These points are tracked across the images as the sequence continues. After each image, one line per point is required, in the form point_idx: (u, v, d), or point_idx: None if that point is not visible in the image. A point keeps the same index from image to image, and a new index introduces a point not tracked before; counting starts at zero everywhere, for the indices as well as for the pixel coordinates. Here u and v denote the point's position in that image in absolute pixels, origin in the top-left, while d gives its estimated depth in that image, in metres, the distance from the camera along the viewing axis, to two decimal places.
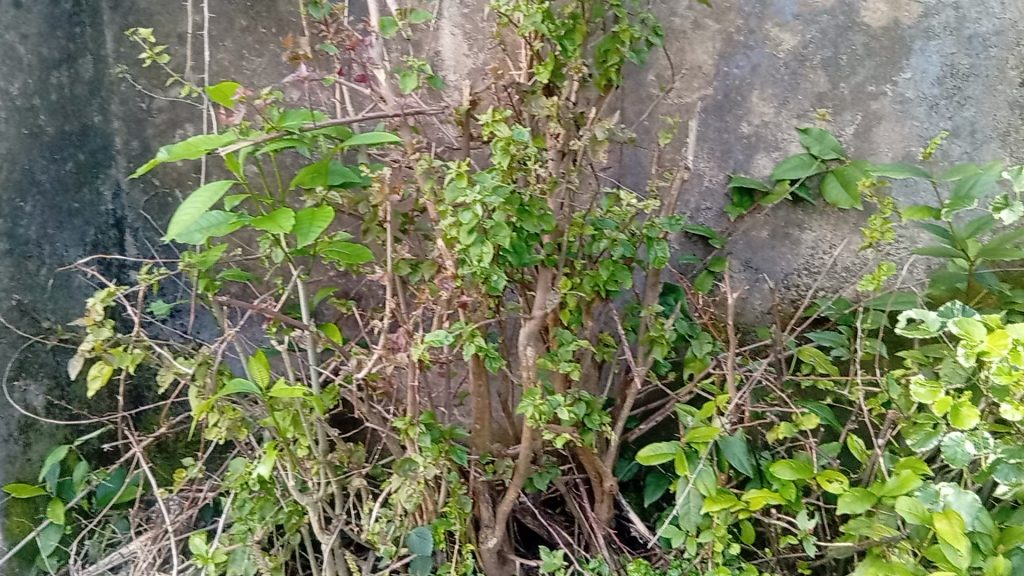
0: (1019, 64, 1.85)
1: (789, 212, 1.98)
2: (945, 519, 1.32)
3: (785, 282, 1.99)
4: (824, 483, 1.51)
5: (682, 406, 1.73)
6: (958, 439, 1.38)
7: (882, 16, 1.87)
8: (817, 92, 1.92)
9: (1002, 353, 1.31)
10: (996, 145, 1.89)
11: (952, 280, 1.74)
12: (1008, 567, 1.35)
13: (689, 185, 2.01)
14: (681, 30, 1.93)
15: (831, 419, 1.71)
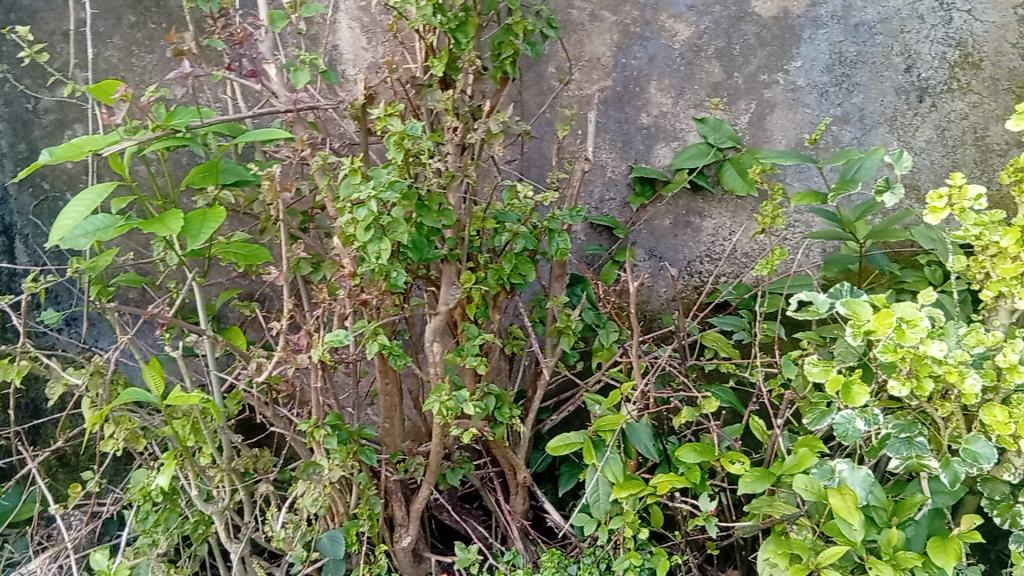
0: (904, 51, 1.90)
1: (690, 200, 2.02)
2: (838, 495, 1.37)
3: (688, 270, 2.03)
4: (726, 464, 1.55)
5: (590, 396, 1.75)
6: (849, 416, 1.44)
7: (772, 6, 1.91)
8: (712, 82, 1.96)
9: (888, 332, 1.37)
10: (884, 130, 1.94)
11: (844, 263, 1.77)
12: (902, 539, 1.41)
13: (592, 176, 2.02)
14: (579, 22, 1.95)
15: (733, 402, 1.76)
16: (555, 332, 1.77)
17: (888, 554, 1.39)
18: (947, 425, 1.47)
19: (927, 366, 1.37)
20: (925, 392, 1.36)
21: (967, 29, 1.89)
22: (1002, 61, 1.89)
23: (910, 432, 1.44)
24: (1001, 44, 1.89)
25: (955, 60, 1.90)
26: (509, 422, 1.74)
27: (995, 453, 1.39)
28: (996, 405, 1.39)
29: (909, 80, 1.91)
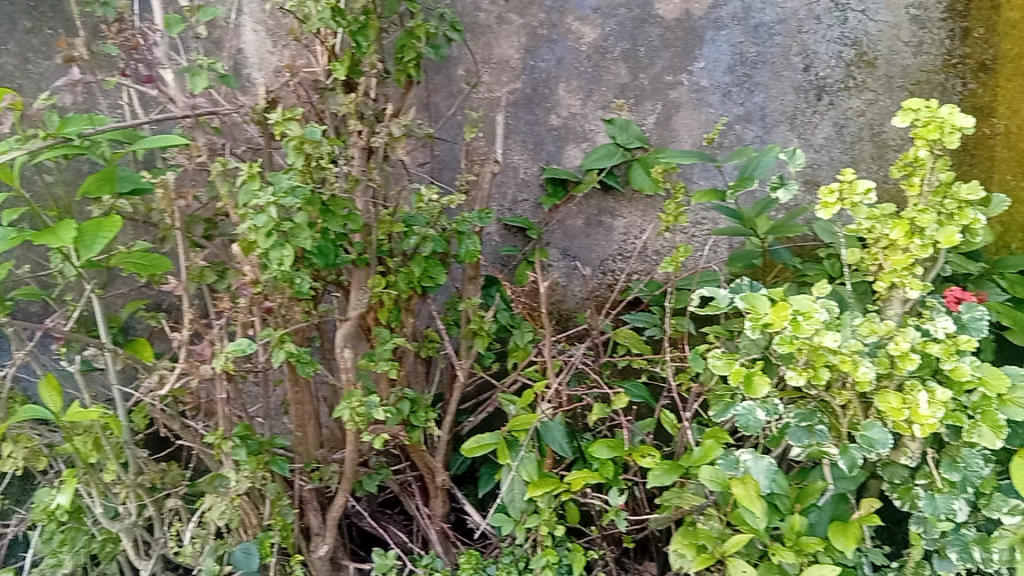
0: (802, 51, 1.95)
1: (601, 200, 2.04)
2: (742, 485, 1.41)
3: (602, 268, 2.06)
4: (637, 459, 1.58)
5: (504, 396, 1.76)
6: (750, 407, 1.49)
7: (674, 8, 1.95)
8: (619, 83, 1.99)
9: (785, 324, 1.41)
10: (785, 128, 1.99)
11: (749, 259, 1.81)
12: (804, 524, 1.45)
13: (504, 178, 2.04)
14: (487, 25, 1.96)
15: (645, 397, 1.79)
16: (470, 334, 1.78)
17: (791, 540, 1.44)
18: (846, 412, 1.52)
19: (823, 357, 1.43)
20: (821, 380, 1.43)
21: (861, 28, 1.93)
22: (896, 59, 1.93)
23: (811, 421, 1.49)
24: (894, 43, 1.93)
25: (850, 59, 1.94)
26: (425, 426, 1.74)
27: (889, 438, 1.44)
28: (891, 392, 1.44)
29: (808, 79, 1.96)
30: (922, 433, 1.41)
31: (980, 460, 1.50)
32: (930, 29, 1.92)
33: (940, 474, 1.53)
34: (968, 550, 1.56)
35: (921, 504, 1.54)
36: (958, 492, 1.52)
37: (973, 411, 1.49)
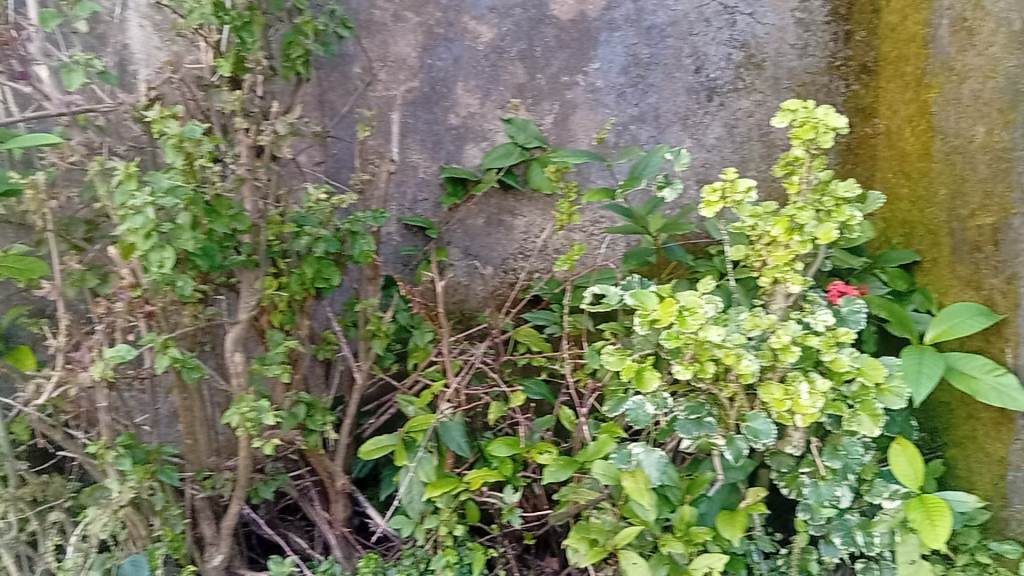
0: (693, 53, 2.00)
1: (501, 200, 2.05)
2: (632, 479, 1.44)
3: (503, 267, 2.06)
4: (534, 455, 1.59)
5: (403, 398, 1.74)
6: (640, 401, 1.52)
7: (569, 9, 1.98)
8: (516, 83, 2.00)
9: (671, 319, 1.45)
10: (678, 128, 2.03)
11: (643, 256, 1.84)
12: (694, 515, 1.49)
13: (403, 177, 2.01)
14: (382, 23, 1.94)
15: (544, 394, 1.80)
16: (367, 335, 1.76)
17: (681, 531, 1.48)
18: (732, 404, 1.56)
19: (708, 350, 1.47)
20: (707, 373, 1.46)
21: (750, 31, 2.00)
22: (782, 61, 2.02)
23: (700, 413, 1.53)
24: (780, 46, 2.01)
25: (739, 61, 2.01)
26: (321, 429, 1.71)
27: (773, 428, 1.49)
28: (774, 384, 1.49)
29: (699, 80, 2.01)
30: (803, 422, 1.46)
31: (859, 447, 1.55)
32: (814, 31, 2.01)
33: (823, 463, 1.58)
34: (851, 534, 1.61)
35: (806, 491, 1.59)
36: (840, 480, 1.58)
37: (853, 401, 1.54)
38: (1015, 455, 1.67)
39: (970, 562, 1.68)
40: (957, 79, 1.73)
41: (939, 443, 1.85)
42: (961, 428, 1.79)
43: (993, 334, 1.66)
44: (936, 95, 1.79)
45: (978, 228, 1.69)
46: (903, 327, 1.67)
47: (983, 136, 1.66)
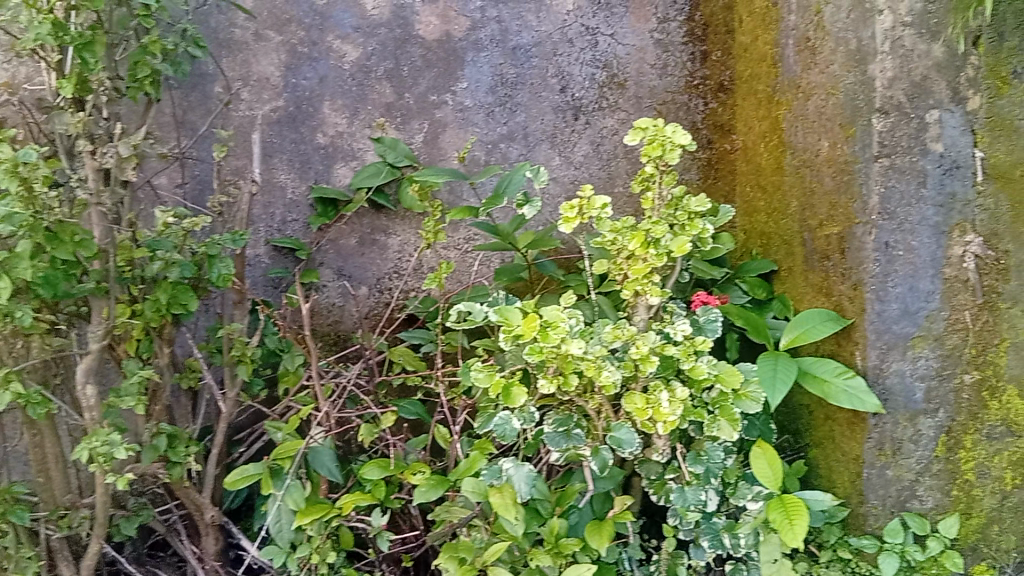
0: (558, 73, 2.05)
1: (373, 219, 2.01)
2: (498, 493, 1.44)
3: (378, 287, 2.01)
4: (406, 476, 1.57)
5: (270, 424, 1.69)
6: (506, 416, 1.53)
7: (434, 29, 1.99)
8: (384, 102, 1.98)
9: (534, 334, 1.46)
10: (547, 146, 2.07)
11: (516, 272, 1.87)
12: (564, 527, 1.52)
13: (270, 198, 1.95)
14: (243, 42, 1.90)
15: (420, 413, 1.79)
16: (232, 361, 1.71)
17: (550, 543, 1.50)
18: (599, 415, 1.59)
19: (571, 363, 1.50)
20: (570, 387, 1.49)
21: (611, 51, 2.08)
22: (643, 81, 2.10)
23: (568, 426, 1.56)
24: (641, 65, 2.10)
25: (603, 81, 2.08)
26: (184, 461, 1.65)
27: (635, 437, 1.53)
28: (636, 393, 1.52)
29: (565, 99, 2.06)
30: (664, 430, 1.50)
31: (720, 452, 1.61)
32: (672, 52, 2.11)
33: (687, 468, 1.62)
34: (718, 537, 1.65)
35: (672, 497, 1.62)
36: (704, 484, 1.62)
37: (713, 407, 1.60)
38: (867, 452, 1.73)
39: (832, 558, 1.76)
40: (804, 97, 1.80)
41: (802, 444, 1.91)
42: (820, 429, 1.85)
43: (844, 338, 1.73)
44: (786, 111, 1.88)
45: (826, 237, 1.76)
46: (760, 335, 1.73)
47: (827, 149, 1.74)
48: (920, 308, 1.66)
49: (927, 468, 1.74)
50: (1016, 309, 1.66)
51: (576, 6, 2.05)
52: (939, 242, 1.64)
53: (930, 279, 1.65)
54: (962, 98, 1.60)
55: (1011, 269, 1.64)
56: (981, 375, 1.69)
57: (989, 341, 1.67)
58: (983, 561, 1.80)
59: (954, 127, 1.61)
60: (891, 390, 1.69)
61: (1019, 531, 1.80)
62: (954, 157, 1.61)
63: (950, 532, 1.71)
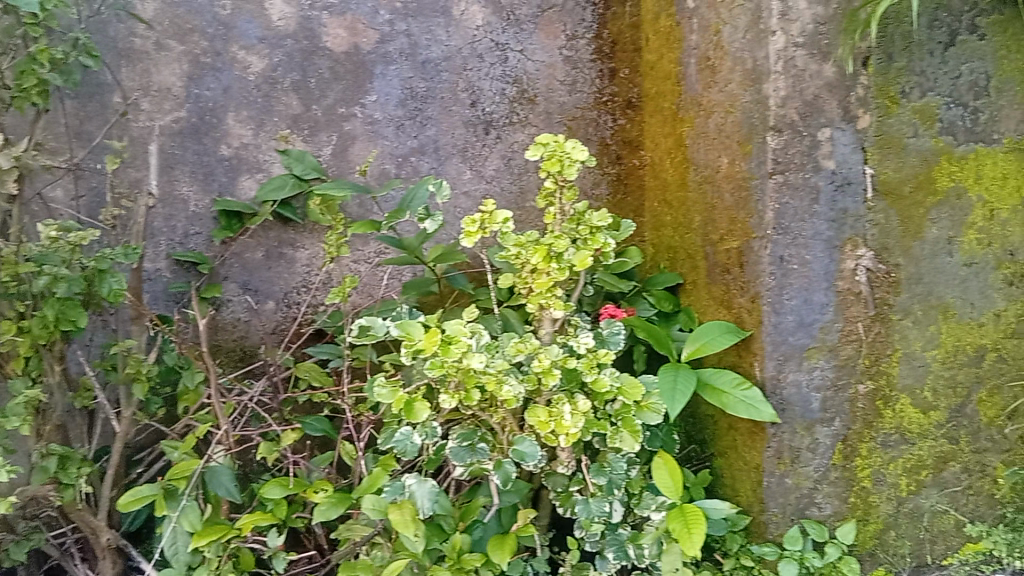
0: (468, 87, 2.06)
1: (280, 232, 1.98)
2: (397, 511, 1.42)
3: (285, 302, 1.98)
4: (307, 494, 1.54)
5: (167, 443, 1.65)
6: (407, 432, 1.51)
7: (342, 42, 1.98)
8: (291, 114, 1.96)
9: (435, 348, 1.45)
10: (458, 160, 2.07)
11: (424, 286, 1.86)
12: (467, 542, 1.51)
13: (172, 211, 1.90)
14: (143, 51, 1.86)
15: (327, 429, 1.75)
16: (126, 378, 1.66)
17: (452, 559, 1.48)
18: (503, 430, 1.59)
19: (473, 377, 1.48)
20: (471, 402, 1.48)
21: (520, 67, 2.10)
22: (553, 97, 2.13)
23: (472, 440, 1.55)
24: (551, 82, 2.13)
25: (513, 96, 2.09)
26: (75, 482, 1.59)
27: (537, 449, 1.54)
28: (539, 406, 1.52)
29: (476, 114, 2.07)
30: (566, 442, 1.49)
31: (623, 463, 1.63)
32: (581, 69, 2.15)
33: (591, 480, 1.62)
34: (623, 548, 1.66)
35: (577, 509, 1.62)
36: (608, 495, 1.63)
37: (616, 418, 1.61)
38: (767, 461, 1.76)
39: (735, 566, 1.79)
40: (705, 114, 1.85)
41: (708, 453, 1.94)
42: (724, 439, 1.88)
43: (744, 349, 1.78)
44: (689, 129, 1.92)
45: (727, 251, 1.81)
46: (663, 347, 1.76)
47: (726, 166, 1.78)
48: (814, 320, 1.71)
49: (825, 476, 1.78)
50: (906, 320, 1.73)
51: (485, 21, 2.07)
52: (832, 256, 1.69)
53: (823, 292, 1.70)
54: (853, 117, 1.64)
55: (901, 282, 1.71)
56: (875, 385, 1.75)
57: (881, 352, 1.73)
58: (881, 565, 1.86)
59: (846, 145, 1.65)
60: (788, 400, 1.73)
61: (914, 536, 1.86)
62: (846, 173, 1.66)
63: (847, 538, 1.77)
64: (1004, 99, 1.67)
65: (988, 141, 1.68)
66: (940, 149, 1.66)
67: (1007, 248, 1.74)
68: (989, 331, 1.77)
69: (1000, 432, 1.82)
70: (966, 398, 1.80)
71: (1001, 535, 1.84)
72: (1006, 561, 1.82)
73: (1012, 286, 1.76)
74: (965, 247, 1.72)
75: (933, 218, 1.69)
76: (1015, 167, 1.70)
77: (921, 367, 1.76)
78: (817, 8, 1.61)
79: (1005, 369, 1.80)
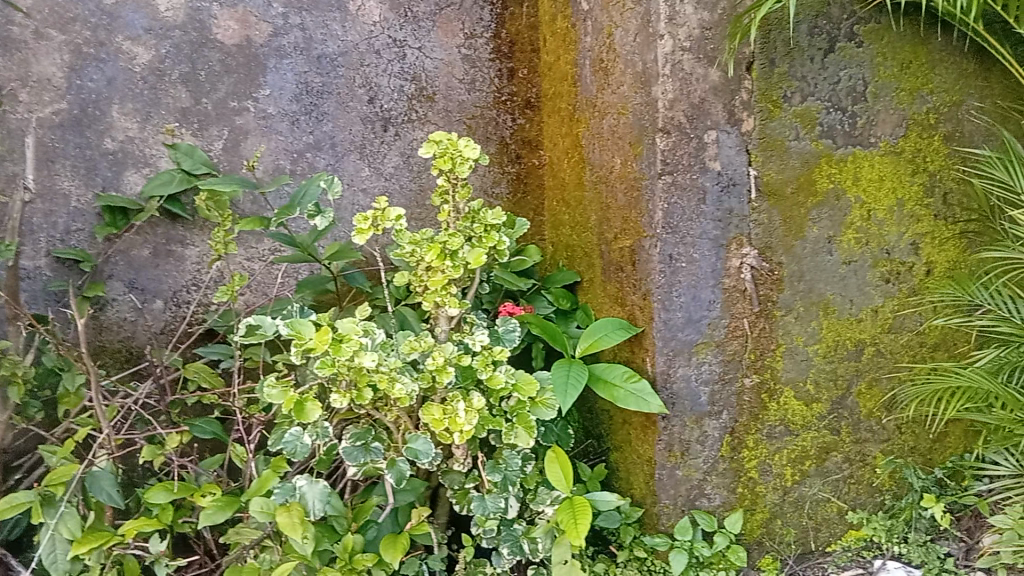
0: (365, 83, 2.04)
1: (168, 229, 1.92)
2: (285, 513, 1.40)
3: (174, 300, 1.93)
4: (194, 498, 1.49)
5: (44, 449, 1.58)
6: (297, 432, 1.48)
7: (233, 34, 1.93)
8: (179, 107, 1.90)
9: (326, 348, 1.42)
10: (355, 157, 2.05)
11: (320, 284, 1.83)
12: (359, 542, 1.50)
13: (52, 206, 1.82)
14: (21, 40, 1.77)
15: (218, 432, 1.71)
16: (1, 381, 1.59)
17: (344, 560, 1.47)
18: (397, 428, 1.59)
19: (365, 376, 1.47)
20: (364, 401, 1.46)
21: (419, 64, 2.10)
22: (452, 95, 2.14)
23: (365, 439, 1.53)
24: (450, 80, 2.13)
25: (411, 93, 2.09)
26: None
27: (432, 448, 1.54)
28: (433, 404, 1.51)
29: (373, 110, 2.06)
30: (460, 440, 1.49)
31: (518, 459, 1.64)
32: (480, 68, 2.16)
33: (486, 476, 1.64)
34: (518, 543, 1.67)
35: (473, 506, 1.64)
36: (503, 492, 1.64)
37: (511, 415, 1.62)
38: (658, 454, 1.80)
39: (628, 558, 1.83)
40: (599, 115, 1.88)
41: (604, 447, 1.99)
42: (619, 433, 1.92)
43: (637, 345, 1.82)
44: (584, 129, 1.96)
45: (620, 249, 1.84)
46: (558, 343, 1.78)
47: (619, 166, 1.82)
48: (702, 316, 1.76)
49: (714, 467, 1.84)
50: (788, 316, 1.80)
51: (382, 17, 2.05)
52: (718, 254, 1.75)
53: (710, 289, 1.76)
54: (737, 120, 1.69)
55: (784, 279, 1.78)
56: (760, 379, 1.82)
57: (766, 347, 1.80)
58: (768, 553, 1.93)
59: (730, 147, 1.71)
60: (678, 394, 1.78)
61: (800, 524, 1.94)
62: (730, 175, 1.72)
63: (735, 527, 1.83)
64: (880, 104, 1.76)
65: (865, 144, 1.77)
66: (820, 152, 1.74)
67: (884, 247, 1.84)
68: (867, 326, 1.87)
69: (879, 423, 1.93)
70: (847, 390, 1.89)
71: (880, 522, 1.93)
72: (886, 546, 1.91)
73: (889, 282, 1.86)
74: (844, 246, 1.81)
75: (814, 218, 1.77)
76: (891, 169, 1.80)
77: (804, 361, 1.84)
78: (702, 13, 1.65)
79: (883, 362, 1.90)
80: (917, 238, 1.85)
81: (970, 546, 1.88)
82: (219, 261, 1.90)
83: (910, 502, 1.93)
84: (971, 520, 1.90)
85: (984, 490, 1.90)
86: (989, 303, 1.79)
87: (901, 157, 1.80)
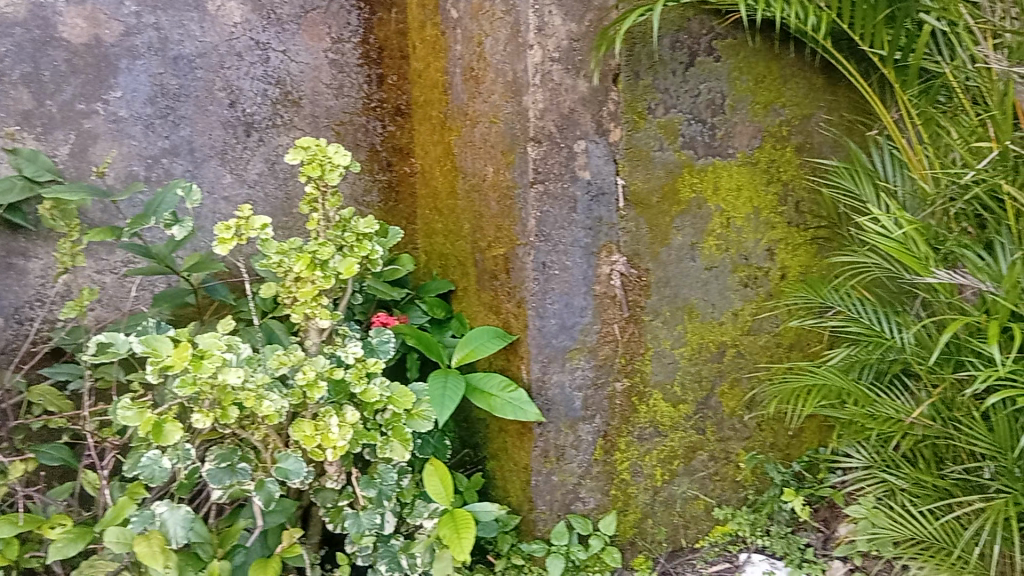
0: (225, 86, 1.96)
1: (8, 240, 1.77)
2: (144, 542, 1.31)
3: (15, 317, 1.78)
4: (43, 531, 1.38)
5: None
6: (155, 456, 1.40)
7: (81, 32, 1.80)
8: (20, 109, 1.75)
9: (185, 365, 1.34)
10: (216, 163, 1.97)
11: (179, 296, 1.73)
12: (226, 568, 1.43)
13: None
14: None
15: (68, 457, 1.60)
16: None
17: None
18: (266, 447, 1.53)
19: (230, 394, 1.40)
20: (229, 420, 1.39)
21: (283, 68, 2.03)
22: (319, 99, 2.09)
23: (231, 460, 1.46)
24: (316, 85, 2.08)
25: (276, 97, 2.03)
26: None
27: (303, 466, 1.48)
28: (304, 420, 1.45)
29: (234, 114, 1.98)
30: (332, 457, 1.44)
31: (393, 473, 1.60)
32: (348, 73, 2.12)
33: (360, 492, 1.59)
34: (395, 558, 1.64)
35: (348, 523, 1.58)
36: (379, 507, 1.60)
37: (386, 428, 1.58)
38: (534, 460, 1.81)
39: (506, 566, 1.83)
40: (470, 123, 1.88)
41: (481, 456, 1.98)
42: (495, 441, 1.92)
43: (512, 353, 1.82)
44: (456, 137, 1.95)
45: (494, 257, 1.84)
46: (433, 353, 1.76)
47: (492, 174, 1.81)
48: (575, 322, 1.78)
49: (588, 470, 1.86)
50: (656, 321, 1.86)
51: (243, 18, 1.97)
52: (590, 261, 1.77)
53: (582, 295, 1.78)
54: (605, 130, 1.72)
55: (651, 285, 1.84)
56: (630, 382, 1.86)
57: (635, 351, 1.85)
58: (640, 553, 1.97)
59: (599, 156, 1.73)
60: (553, 400, 1.79)
61: (669, 523, 1.99)
62: (600, 184, 1.74)
63: (609, 529, 1.86)
64: (737, 116, 1.84)
65: (724, 154, 1.84)
66: (682, 162, 1.80)
67: (742, 252, 1.92)
68: (728, 329, 1.95)
69: (741, 421, 2.01)
70: (710, 391, 1.96)
71: (744, 516, 2.02)
72: (750, 539, 1.98)
73: (747, 287, 1.94)
74: (706, 252, 1.88)
75: (677, 226, 1.83)
76: (747, 179, 1.88)
77: (670, 364, 1.90)
78: (571, 25, 1.65)
79: (743, 363, 1.98)
80: (772, 244, 1.95)
81: (827, 535, 1.97)
82: (66, 274, 1.77)
83: (772, 496, 2.02)
84: (827, 511, 2.01)
85: (838, 481, 2.01)
86: (840, 304, 1.87)
87: (756, 167, 1.88)
